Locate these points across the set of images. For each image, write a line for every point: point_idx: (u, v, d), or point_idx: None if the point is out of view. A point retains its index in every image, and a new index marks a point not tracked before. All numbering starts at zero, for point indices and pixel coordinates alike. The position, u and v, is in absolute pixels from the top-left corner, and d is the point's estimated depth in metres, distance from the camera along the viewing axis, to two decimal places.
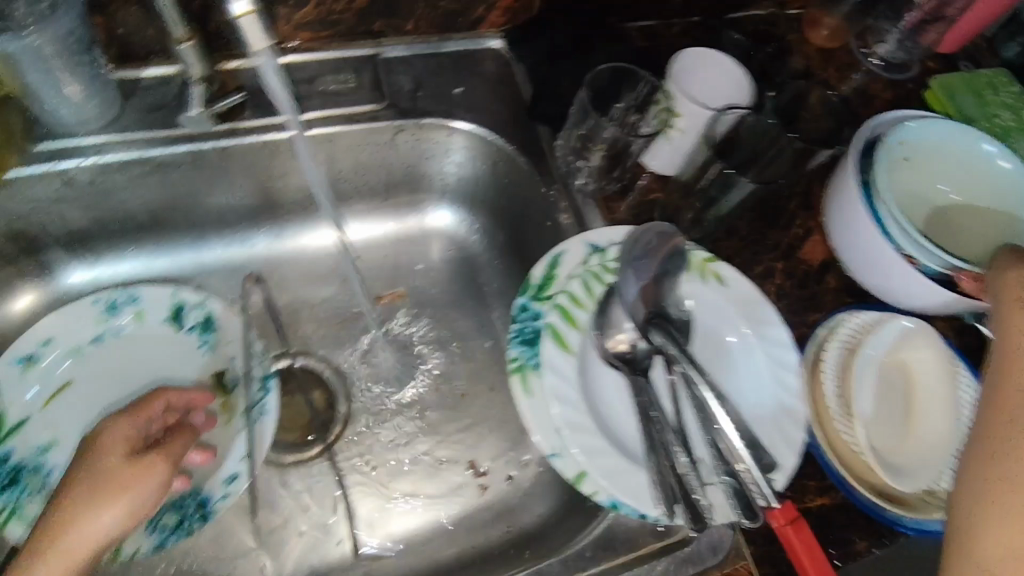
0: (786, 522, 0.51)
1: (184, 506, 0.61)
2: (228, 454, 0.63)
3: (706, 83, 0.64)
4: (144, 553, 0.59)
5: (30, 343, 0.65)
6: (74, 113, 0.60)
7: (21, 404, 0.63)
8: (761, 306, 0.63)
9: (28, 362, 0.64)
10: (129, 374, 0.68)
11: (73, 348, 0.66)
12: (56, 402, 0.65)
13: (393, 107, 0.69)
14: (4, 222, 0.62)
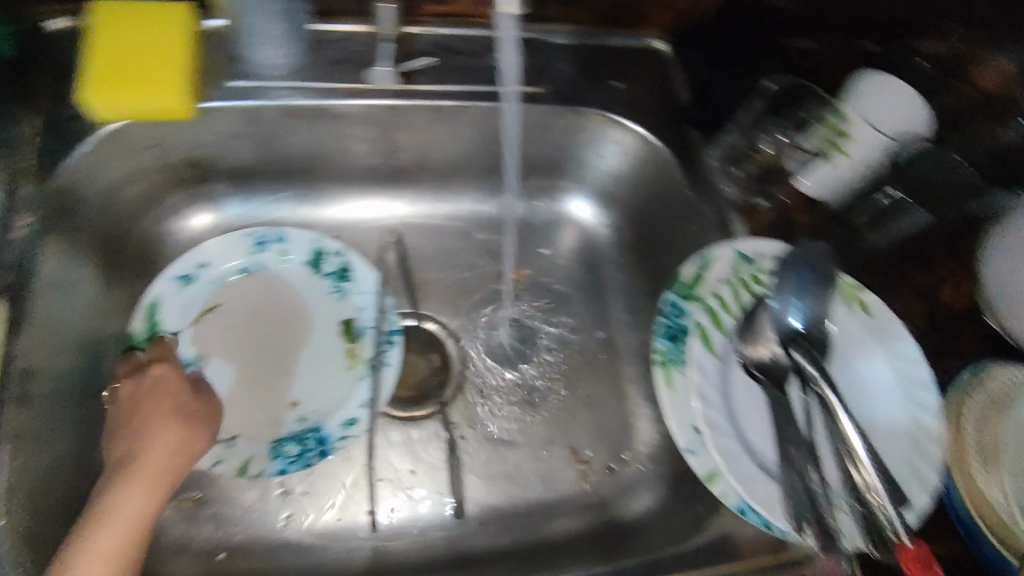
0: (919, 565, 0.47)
1: (305, 439, 0.65)
2: (350, 398, 0.67)
3: (888, 110, 0.62)
4: (267, 475, 0.64)
5: (189, 265, 0.69)
6: (270, 55, 0.63)
7: (174, 319, 0.67)
8: (907, 343, 0.61)
9: (185, 282, 0.68)
10: (268, 308, 0.70)
11: (222, 276, 0.70)
12: (202, 322, 0.68)
13: (554, 91, 0.69)
14: (184, 149, 0.65)
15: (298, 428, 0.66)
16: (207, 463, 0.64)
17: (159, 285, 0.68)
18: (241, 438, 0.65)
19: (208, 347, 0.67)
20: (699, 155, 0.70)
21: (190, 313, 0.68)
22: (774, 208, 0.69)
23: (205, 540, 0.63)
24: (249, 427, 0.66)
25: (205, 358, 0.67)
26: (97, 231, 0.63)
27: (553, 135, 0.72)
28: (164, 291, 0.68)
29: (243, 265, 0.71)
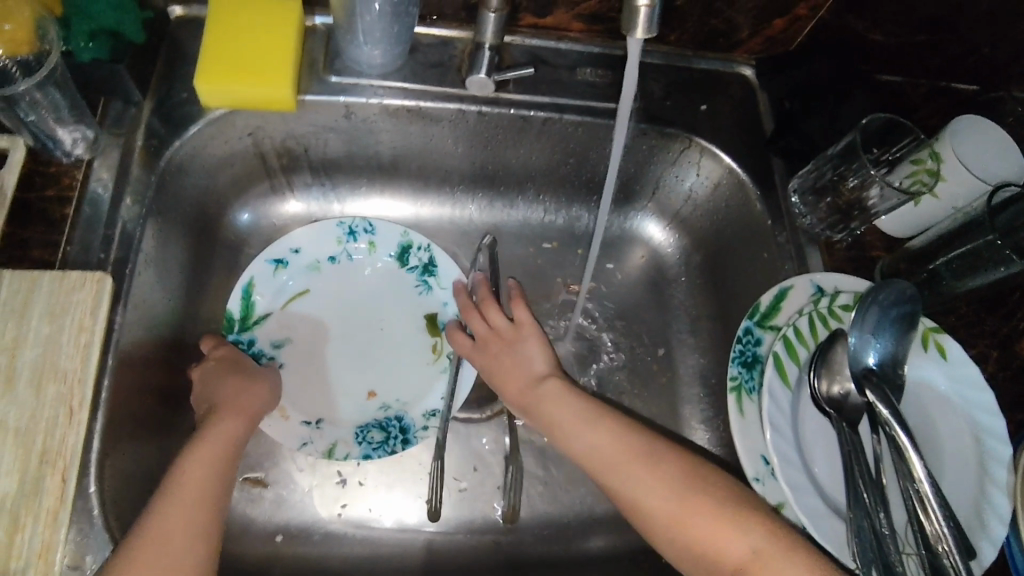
0: None
1: (388, 427, 0.68)
2: (430, 391, 0.69)
3: (978, 153, 0.62)
4: (353, 459, 0.66)
5: (283, 249, 0.70)
6: (373, 55, 0.64)
7: (268, 300, 0.69)
8: (983, 393, 0.60)
9: (278, 265, 0.70)
10: (355, 297, 0.72)
11: (313, 262, 0.71)
12: (293, 306, 0.70)
13: (642, 111, 0.70)
14: (282, 138, 0.67)
15: (381, 416, 0.68)
16: (295, 445, 0.65)
17: (254, 266, 0.69)
18: (327, 421, 0.67)
19: (298, 329, 0.70)
20: (777, 183, 0.70)
21: (283, 297, 0.70)
22: (852, 243, 0.69)
23: (266, 522, 0.65)
24: (334, 411, 0.68)
25: (294, 340, 0.69)
26: (192, 213, 0.65)
27: (630, 156, 0.73)
28: (258, 272, 0.69)
29: (333, 252, 0.72)
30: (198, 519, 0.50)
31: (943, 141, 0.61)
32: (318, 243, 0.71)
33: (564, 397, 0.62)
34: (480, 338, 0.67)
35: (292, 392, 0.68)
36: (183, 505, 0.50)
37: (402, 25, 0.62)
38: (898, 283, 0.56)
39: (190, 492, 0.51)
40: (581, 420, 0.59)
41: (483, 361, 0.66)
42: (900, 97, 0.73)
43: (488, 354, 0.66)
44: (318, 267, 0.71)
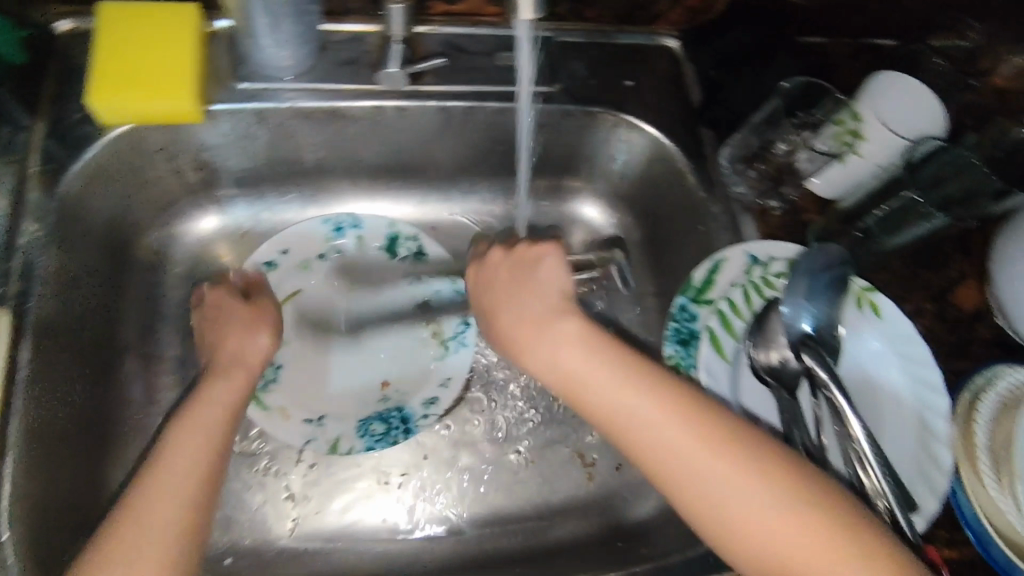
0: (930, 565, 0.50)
1: (389, 418, 0.68)
2: (429, 379, 0.70)
3: (897, 109, 0.61)
4: (357, 452, 0.66)
5: (272, 251, 0.72)
6: (277, 56, 0.61)
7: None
8: (913, 345, 0.61)
9: (269, 267, 0.72)
10: (354, 292, 0.74)
11: (302, 261, 0.73)
12: (288, 307, 0.72)
13: (566, 91, 0.69)
14: (193, 151, 0.64)
15: (384, 407, 0.69)
16: (300, 441, 0.66)
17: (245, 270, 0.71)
18: (330, 417, 0.68)
19: (294, 329, 0.71)
20: (708, 154, 0.70)
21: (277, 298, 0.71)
22: (787, 209, 0.68)
23: (214, 544, 0.64)
24: (337, 408, 0.68)
25: (289, 340, 0.70)
26: (103, 236, 0.62)
27: (560, 137, 0.72)
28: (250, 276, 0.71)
29: (322, 251, 0.74)
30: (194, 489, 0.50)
31: (861, 102, 0.61)
32: (306, 242, 0.73)
33: (564, 339, 0.53)
34: (483, 266, 0.60)
35: (296, 391, 0.68)
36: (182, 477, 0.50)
37: (304, 21, 0.59)
38: (824, 248, 0.57)
39: (186, 462, 0.51)
40: (591, 368, 0.51)
41: (477, 289, 0.60)
42: (826, 57, 0.73)
43: (483, 280, 0.59)
44: (308, 266, 0.73)
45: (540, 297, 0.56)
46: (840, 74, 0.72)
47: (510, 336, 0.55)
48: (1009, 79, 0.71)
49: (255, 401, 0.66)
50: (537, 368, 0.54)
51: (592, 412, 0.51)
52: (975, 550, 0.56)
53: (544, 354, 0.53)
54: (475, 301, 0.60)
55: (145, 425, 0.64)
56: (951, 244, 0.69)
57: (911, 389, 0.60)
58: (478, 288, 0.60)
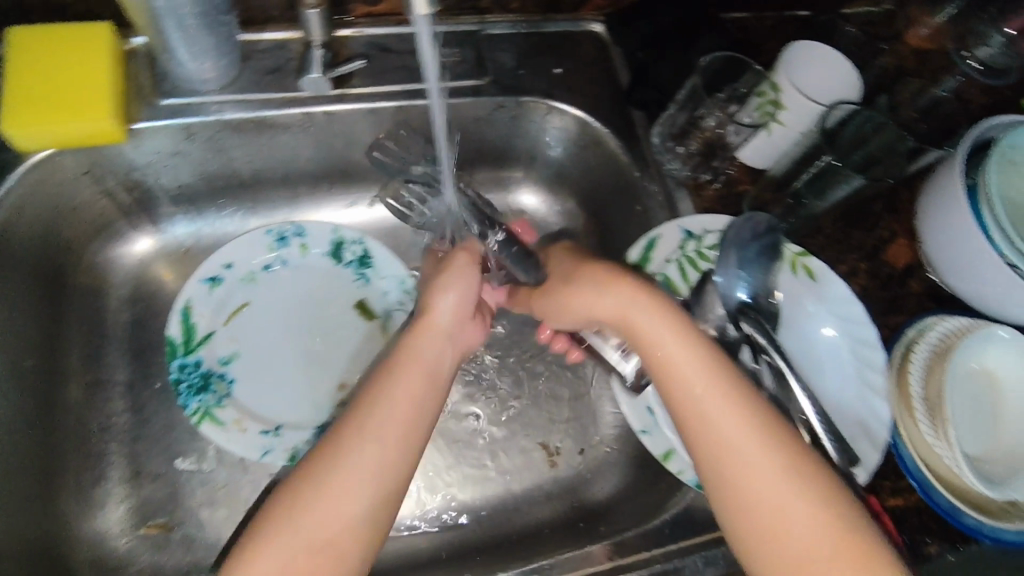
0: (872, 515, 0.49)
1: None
2: None
3: (809, 79, 0.63)
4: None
5: (215, 267, 0.71)
6: (199, 70, 0.61)
7: (208, 318, 0.70)
8: (846, 305, 0.63)
9: (213, 282, 0.71)
10: (303, 299, 0.73)
11: (248, 274, 0.72)
12: (236, 321, 0.71)
13: (495, 83, 0.69)
14: (122, 172, 0.64)
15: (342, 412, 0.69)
16: (256, 454, 0.64)
17: (188, 288, 0.70)
18: (287, 427, 0.67)
19: (247, 342, 0.71)
20: (640, 135, 0.71)
21: (225, 312, 0.71)
22: (723, 181, 0.69)
23: (176, 566, 0.62)
24: (292, 418, 0.68)
25: (241, 354, 0.70)
26: (36, 265, 0.62)
27: (495, 129, 0.73)
28: (194, 294, 0.70)
29: (266, 262, 0.73)
30: (406, 440, 0.48)
31: (777, 72, 0.62)
32: (250, 254, 0.72)
33: (659, 293, 0.53)
34: (562, 253, 0.64)
35: (250, 404, 0.68)
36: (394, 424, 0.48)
37: (221, 32, 0.59)
38: (751, 216, 0.57)
39: (405, 410, 0.49)
40: (679, 336, 0.50)
41: (557, 266, 0.62)
42: (748, 30, 0.74)
43: (567, 258, 0.62)
44: (254, 278, 0.72)
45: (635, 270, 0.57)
46: (762, 47, 0.74)
47: (585, 288, 0.56)
48: (926, 40, 0.77)
49: (208, 418, 0.65)
50: (616, 308, 0.54)
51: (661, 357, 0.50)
52: (918, 496, 0.58)
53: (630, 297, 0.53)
54: (549, 277, 0.62)
55: (95, 450, 0.64)
56: (881, 203, 0.71)
57: (851, 349, 0.61)
58: (558, 265, 0.63)
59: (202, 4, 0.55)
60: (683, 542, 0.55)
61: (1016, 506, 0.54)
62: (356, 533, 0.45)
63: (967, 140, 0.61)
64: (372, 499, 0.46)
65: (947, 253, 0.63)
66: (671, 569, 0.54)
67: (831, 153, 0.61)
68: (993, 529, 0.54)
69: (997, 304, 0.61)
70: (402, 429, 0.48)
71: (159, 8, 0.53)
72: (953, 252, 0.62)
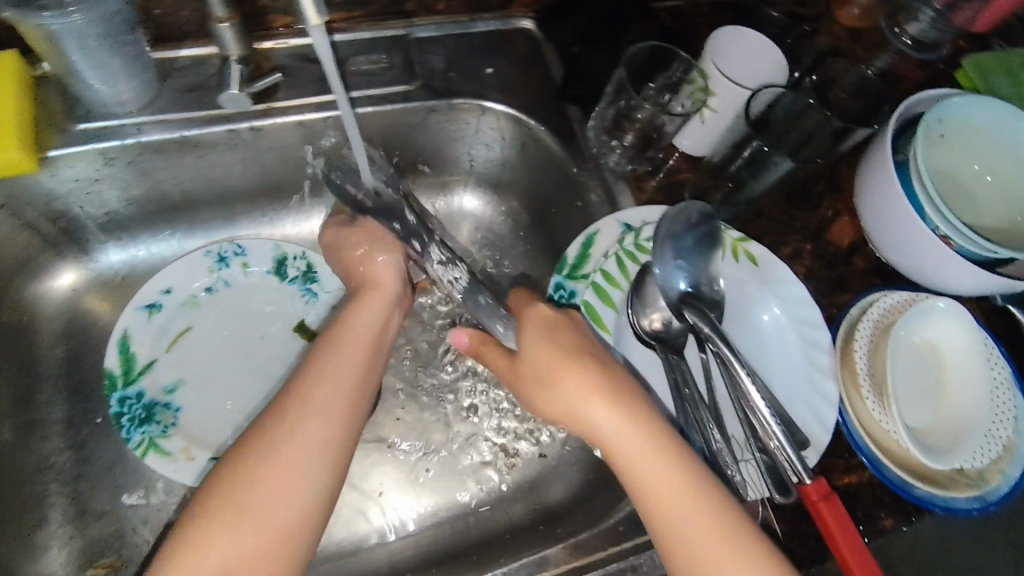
0: (820, 497, 0.48)
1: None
2: None
3: (735, 63, 0.63)
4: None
5: (153, 293, 0.69)
6: (112, 93, 0.59)
7: (148, 346, 0.68)
8: (788, 287, 0.62)
9: (152, 309, 0.69)
10: (247, 319, 0.72)
11: (188, 298, 0.70)
12: (178, 347, 0.69)
13: (426, 87, 0.68)
14: (42, 203, 0.61)
15: None
16: None
17: (126, 317, 0.68)
18: None
19: (190, 369, 0.68)
20: (576, 130, 0.70)
21: (166, 339, 0.69)
22: (661, 171, 0.69)
23: None
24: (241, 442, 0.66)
25: (185, 381, 0.68)
26: None
27: (430, 134, 0.71)
28: (132, 322, 0.68)
29: (207, 284, 0.71)
30: (347, 411, 0.49)
31: (704, 58, 0.62)
32: (189, 278, 0.70)
33: (660, 432, 0.47)
34: (541, 327, 0.51)
35: (197, 432, 0.66)
36: (338, 390, 0.49)
37: (129, 52, 0.57)
38: (685, 206, 0.56)
39: (347, 376, 0.51)
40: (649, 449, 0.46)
41: (536, 349, 0.50)
42: (680, 18, 0.74)
43: (537, 330, 0.51)
44: (195, 301, 0.70)
45: (628, 382, 0.49)
46: (694, 35, 0.73)
47: (553, 388, 0.49)
48: (857, 18, 0.77)
49: (153, 449, 0.63)
50: (609, 439, 0.47)
51: (661, 503, 0.45)
52: (869, 473, 0.58)
53: (626, 441, 0.46)
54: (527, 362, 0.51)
55: (35, 493, 0.61)
56: (822, 183, 0.72)
57: (798, 331, 0.61)
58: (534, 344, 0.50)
59: (104, 24, 0.53)
60: (638, 539, 0.55)
61: (963, 472, 0.54)
62: (301, 519, 0.44)
63: (894, 118, 0.61)
64: (328, 464, 0.46)
65: (882, 229, 0.64)
66: (630, 567, 0.53)
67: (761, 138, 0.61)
68: (944, 498, 0.54)
69: (934, 278, 0.62)
70: (348, 398, 0.50)
71: (57, 30, 0.51)
72: (888, 228, 0.63)
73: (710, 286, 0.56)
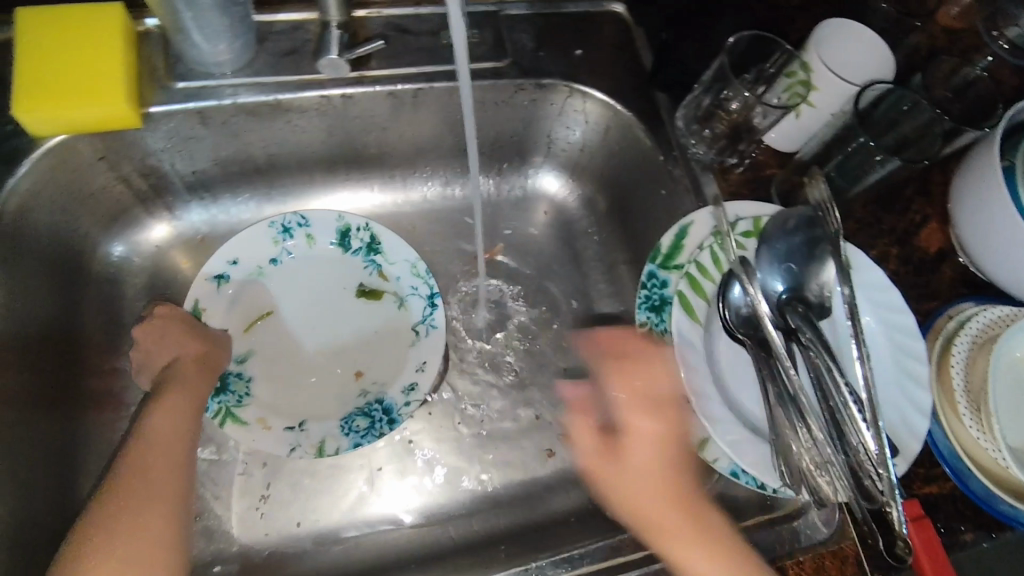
0: (909, 518, 0.53)
1: (372, 412, 0.67)
2: (405, 365, 0.69)
3: (839, 56, 0.61)
4: (344, 451, 0.64)
5: (221, 263, 0.69)
6: (216, 54, 0.59)
7: (219, 316, 0.68)
8: (888, 292, 0.59)
9: (220, 279, 0.69)
10: (315, 292, 0.72)
11: (255, 269, 0.70)
12: (255, 329, 0.70)
13: (515, 65, 0.67)
14: (138, 158, 0.62)
15: (362, 402, 0.68)
16: (282, 449, 0.63)
17: (197, 288, 0.67)
18: (310, 421, 0.66)
19: (260, 341, 0.69)
20: (664, 116, 0.69)
21: (244, 319, 0.69)
22: (747, 165, 0.67)
23: (202, 553, 0.63)
24: (316, 412, 0.67)
25: (255, 353, 0.69)
26: (51, 251, 0.61)
27: (515, 113, 0.71)
28: (202, 292, 0.67)
29: (273, 255, 0.71)
30: (177, 454, 0.53)
31: (808, 50, 0.60)
32: (256, 248, 0.70)
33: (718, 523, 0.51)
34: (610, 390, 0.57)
35: (273, 403, 0.67)
36: (168, 441, 0.54)
37: (236, 12, 0.57)
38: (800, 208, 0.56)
39: (174, 425, 0.55)
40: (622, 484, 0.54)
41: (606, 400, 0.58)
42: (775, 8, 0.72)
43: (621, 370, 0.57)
44: (262, 273, 0.70)
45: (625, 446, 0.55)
46: (789, 26, 0.72)
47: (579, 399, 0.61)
48: (955, 19, 0.75)
49: (229, 419, 0.63)
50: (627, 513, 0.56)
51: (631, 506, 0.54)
52: (952, 484, 0.57)
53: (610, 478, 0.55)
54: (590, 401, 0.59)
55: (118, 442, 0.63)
56: (912, 186, 0.70)
57: (897, 337, 0.57)
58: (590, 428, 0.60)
59: None
60: None
61: None
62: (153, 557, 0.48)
63: (1005, 122, 0.59)
64: (163, 516, 0.50)
65: (981, 237, 0.61)
66: None
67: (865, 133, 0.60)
68: None
69: None
70: (169, 481, 0.52)
71: None
72: (990, 238, 0.60)
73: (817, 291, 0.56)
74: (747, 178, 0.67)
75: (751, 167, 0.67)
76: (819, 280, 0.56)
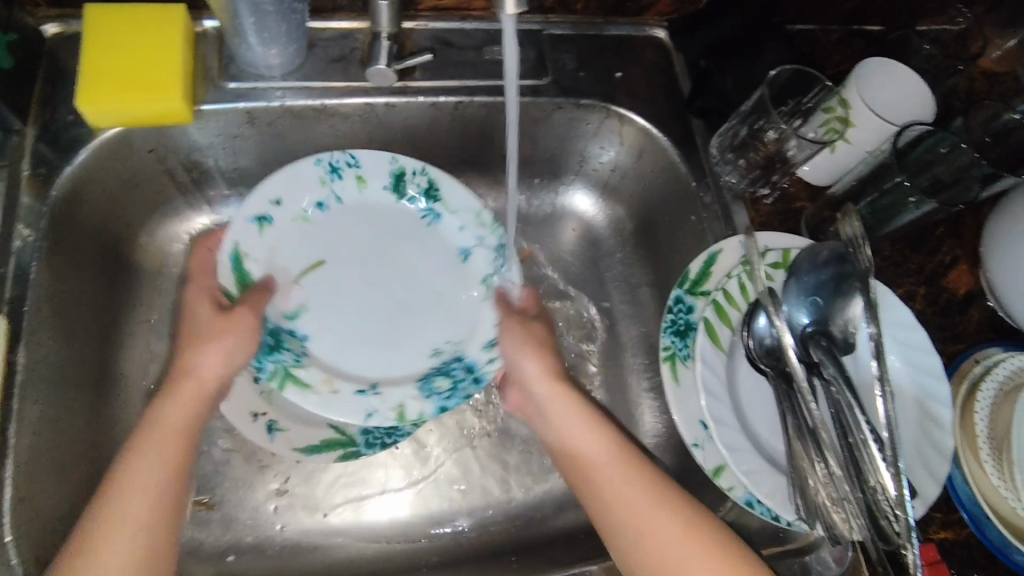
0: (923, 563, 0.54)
1: (451, 371, 0.65)
2: (477, 331, 0.66)
3: (881, 94, 0.62)
4: (429, 415, 0.62)
5: (261, 203, 0.64)
6: (268, 57, 0.61)
7: (261, 263, 0.64)
8: (916, 333, 0.59)
9: (262, 222, 0.64)
10: (365, 242, 0.67)
11: (299, 214, 0.66)
12: (309, 281, 0.65)
13: (555, 84, 0.69)
14: (184, 152, 0.64)
15: (439, 361, 0.65)
16: (360, 418, 0.61)
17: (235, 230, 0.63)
18: (384, 385, 0.63)
19: (312, 296, 0.65)
20: (698, 143, 0.70)
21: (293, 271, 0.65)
22: (777, 196, 0.68)
23: (215, 543, 0.64)
24: (388, 373, 0.64)
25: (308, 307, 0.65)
26: (95, 238, 0.63)
27: (551, 131, 0.72)
28: (241, 236, 0.63)
29: (318, 199, 0.66)
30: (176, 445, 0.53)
31: (848, 87, 0.61)
32: (300, 189, 0.65)
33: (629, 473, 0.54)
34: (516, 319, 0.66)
35: (335, 363, 0.64)
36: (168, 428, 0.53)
37: (294, 19, 0.59)
38: (831, 244, 0.56)
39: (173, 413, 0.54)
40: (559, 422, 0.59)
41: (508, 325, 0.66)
42: (813, 42, 0.73)
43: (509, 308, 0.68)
44: (307, 219, 0.66)
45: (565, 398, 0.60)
46: (827, 62, 0.72)
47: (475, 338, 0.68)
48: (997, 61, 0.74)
49: (294, 383, 0.61)
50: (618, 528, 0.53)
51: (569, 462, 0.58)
52: (968, 531, 0.57)
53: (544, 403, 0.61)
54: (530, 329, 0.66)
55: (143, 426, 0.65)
56: (943, 226, 0.70)
57: (919, 377, 0.57)
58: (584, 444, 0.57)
59: None
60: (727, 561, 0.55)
61: None
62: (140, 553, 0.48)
63: None
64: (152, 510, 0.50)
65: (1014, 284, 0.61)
66: None
67: (902, 172, 0.61)
68: None
69: None
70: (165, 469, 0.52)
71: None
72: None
73: (842, 327, 0.56)
74: (778, 210, 0.68)
75: (781, 200, 0.68)
76: (845, 315, 0.56)
